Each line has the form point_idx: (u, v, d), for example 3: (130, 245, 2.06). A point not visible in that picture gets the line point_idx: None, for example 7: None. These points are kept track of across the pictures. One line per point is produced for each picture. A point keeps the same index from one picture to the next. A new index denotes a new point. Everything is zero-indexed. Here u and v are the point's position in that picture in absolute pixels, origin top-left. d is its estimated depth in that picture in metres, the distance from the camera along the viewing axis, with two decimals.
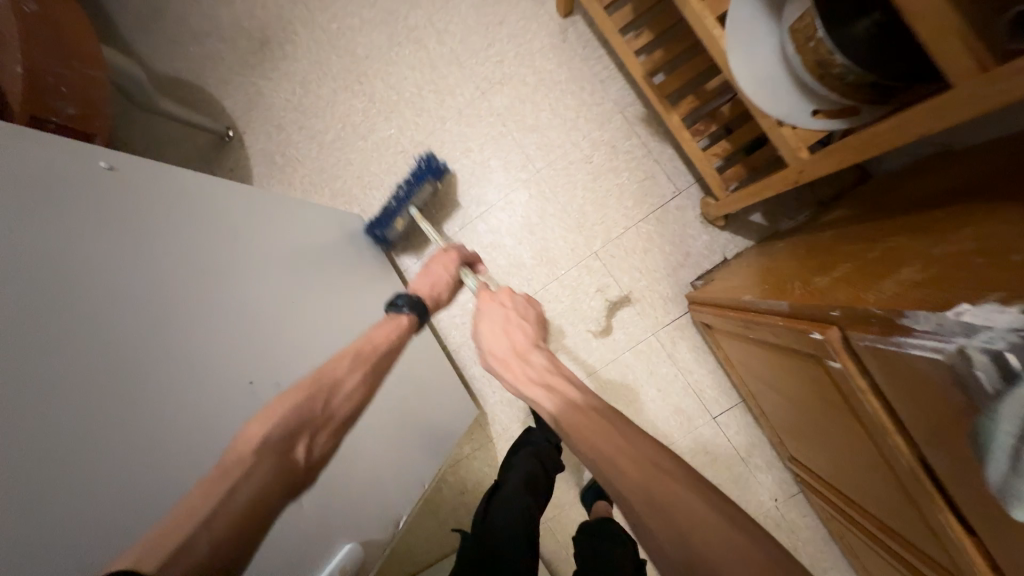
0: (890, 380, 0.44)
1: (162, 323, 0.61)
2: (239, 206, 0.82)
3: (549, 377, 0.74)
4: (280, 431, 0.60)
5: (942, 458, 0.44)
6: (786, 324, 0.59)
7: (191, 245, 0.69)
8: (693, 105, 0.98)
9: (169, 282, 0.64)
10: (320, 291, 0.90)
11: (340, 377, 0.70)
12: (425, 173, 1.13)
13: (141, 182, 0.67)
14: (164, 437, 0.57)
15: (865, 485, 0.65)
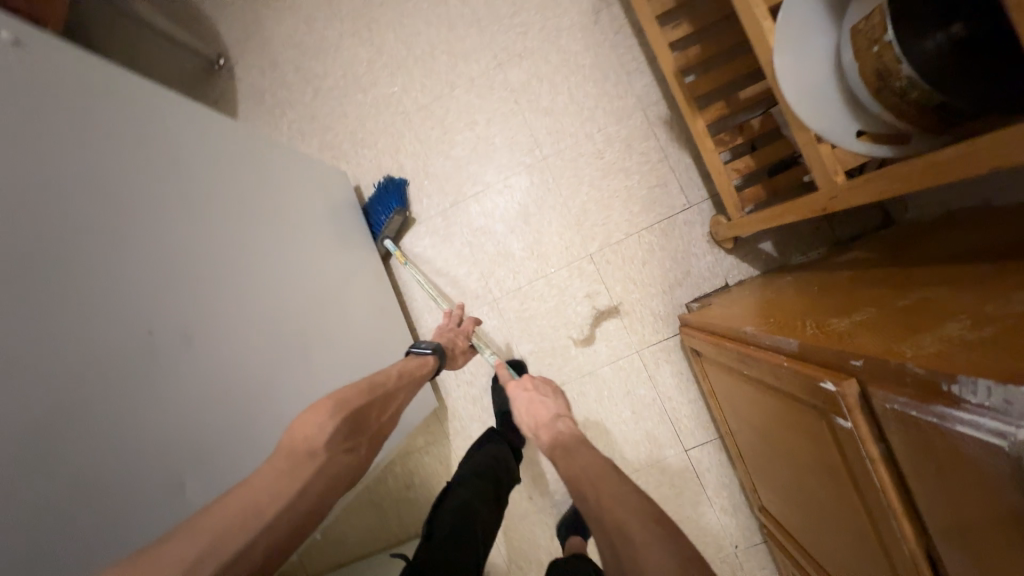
0: (912, 456, 0.36)
1: (71, 252, 0.52)
2: (184, 134, 0.72)
3: (573, 447, 0.66)
4: (341, 431, 0.64)
5: (959, 559, 0.36)
6: (790, 366, 0.51)
7: (105, 155, 0.58)
8: (721, 113, 0.90)
9: (79, 194, 0.54)
10: (262, 245, 0.79)
11: (391, 392, 0.76)
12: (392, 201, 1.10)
13: (60, 82, 0.56)
14: (53, 375, 0.48)
15: (846, 559, 0.57)
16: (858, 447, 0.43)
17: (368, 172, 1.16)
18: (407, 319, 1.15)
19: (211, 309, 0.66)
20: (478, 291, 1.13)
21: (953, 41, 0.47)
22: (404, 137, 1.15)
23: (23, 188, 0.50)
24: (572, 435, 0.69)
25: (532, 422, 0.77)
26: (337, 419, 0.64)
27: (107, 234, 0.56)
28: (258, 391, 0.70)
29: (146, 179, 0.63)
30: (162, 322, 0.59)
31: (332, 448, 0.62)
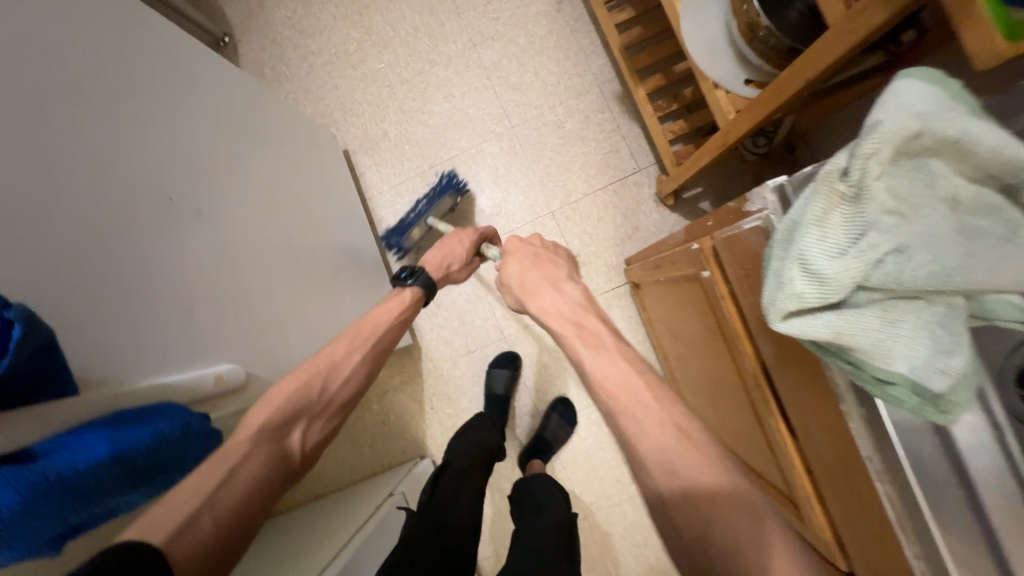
0: (735, 274, 0.49)
1: (211, 178, 0.67)
2: (231, 76, 0.81)
3: (582, 314, 0.53)
4: (285, 415, 0.55)
5: (768, 350, 0.49)
6: (679, 247, 0.65)
7: (191, 94, 0.68)
8: (659, 83, 1.05)
9: (192, 130, 0.66)
10: (294, 176, 0.91)
11: (339, 360, 0.64)
12: (444, 189, 1.18)
13: (163, 36, 0.66)
14: (205, 272, 0.61)
15: (732, 421, 0.70)
16: (715, 291, 0.56)
17: (356, 138, 1.30)
18: (387, 267, 1.26)
19: (270, 224, 0.77)
20: None
21: (810, 8, 0.61)
22: (388, 107, 1.29)
23: (182, 131, 0.64)
24: (600, 322, 0.52)
25: (528, 285, 0.59)
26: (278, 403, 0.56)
27: (177, 126, 0.63)
28: (310, 296, 0.83)
29: (204, 99, 0.71)
30: (244, 229, 0.71)
31: (272, 431, 0.54)
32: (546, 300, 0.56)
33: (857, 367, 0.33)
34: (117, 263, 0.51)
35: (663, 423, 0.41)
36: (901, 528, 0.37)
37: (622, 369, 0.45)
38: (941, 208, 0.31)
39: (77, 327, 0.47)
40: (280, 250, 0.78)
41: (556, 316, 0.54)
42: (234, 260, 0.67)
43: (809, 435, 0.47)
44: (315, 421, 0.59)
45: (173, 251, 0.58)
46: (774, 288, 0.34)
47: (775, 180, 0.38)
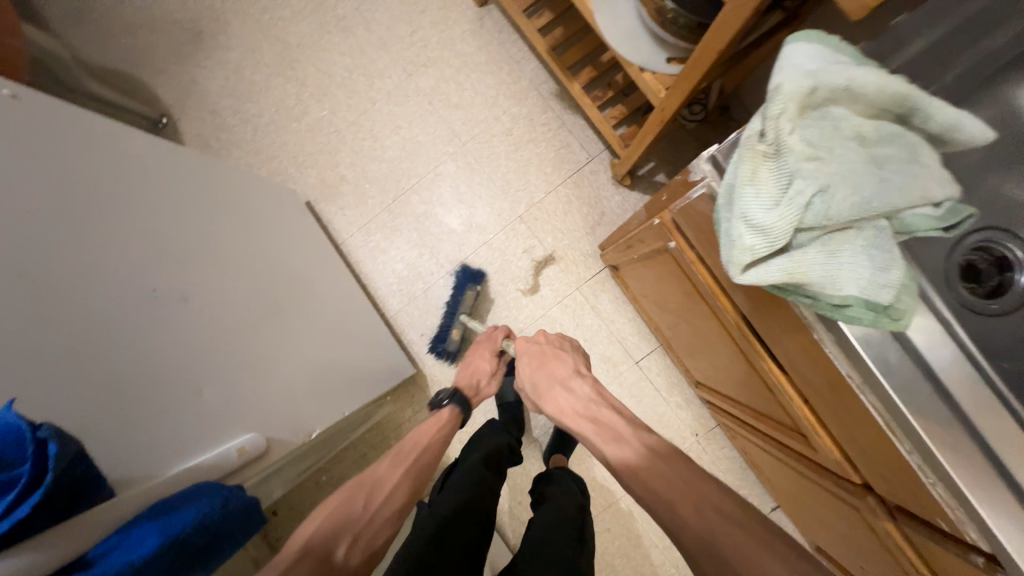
0: (697, 238, 0.54)
1: (189, 262, 0.68)
2: (180, 157, 0.82)
3: (597, 410, 0.68)
4: (328, 525, 0.60)
5: (743, 302, 0.53)
6: (644, 225, 0.69)
7: (147, 187, 0.69)
8: (591, 75, 1.10)
9: (158, 221, 0.67)
10: (264, 237, 0.92)
11: (381, 475, 0.69)
12: (463, 282, 1.22)
13: (106, 136, 0.66)
14: (199, 356, 0.63)
15: (731, 373, 0.74)
16: (685, 258, 0.61)
17: (315, 188, 1.31)
18: (375, 306, 1.27)
19: (255, 291, 0.79)
20: (432, 268, 1.28)
21: None
22: (340, 152, 1.31)
23: (150, 225, 0.65)
24: (613, 413, 0.67)
25: (543, 387, 0.76)
26: (322, 517, 0.61)
27: (147, 221, 0.65)
28: (307, 350, 0.84)
29: (167, 188, 0.73)
30: (231, 301, 0.72)
31: (314, 544, 0.57)
32: (561, 401, 0.72)
33: (814, 299, 0.37)
34: (117, 367, 0.53)
35: (699, 508, 0.51)
36: (892, 431, 0.42)
37: (642, 454, 0.59)
38: (849, 145, 0.35)
39: (95, 436, 0.50)
40: (268, 311, 0.79)
41: (573, 416, 0.69)
42: (226, 336, 0.68)
43: (797, 368, 0.51)
44: (360, 540, 0.61)
45: (167, 343, 0.60)
46: (728, 247, 0.37)
47: (709, 151, 0.42)
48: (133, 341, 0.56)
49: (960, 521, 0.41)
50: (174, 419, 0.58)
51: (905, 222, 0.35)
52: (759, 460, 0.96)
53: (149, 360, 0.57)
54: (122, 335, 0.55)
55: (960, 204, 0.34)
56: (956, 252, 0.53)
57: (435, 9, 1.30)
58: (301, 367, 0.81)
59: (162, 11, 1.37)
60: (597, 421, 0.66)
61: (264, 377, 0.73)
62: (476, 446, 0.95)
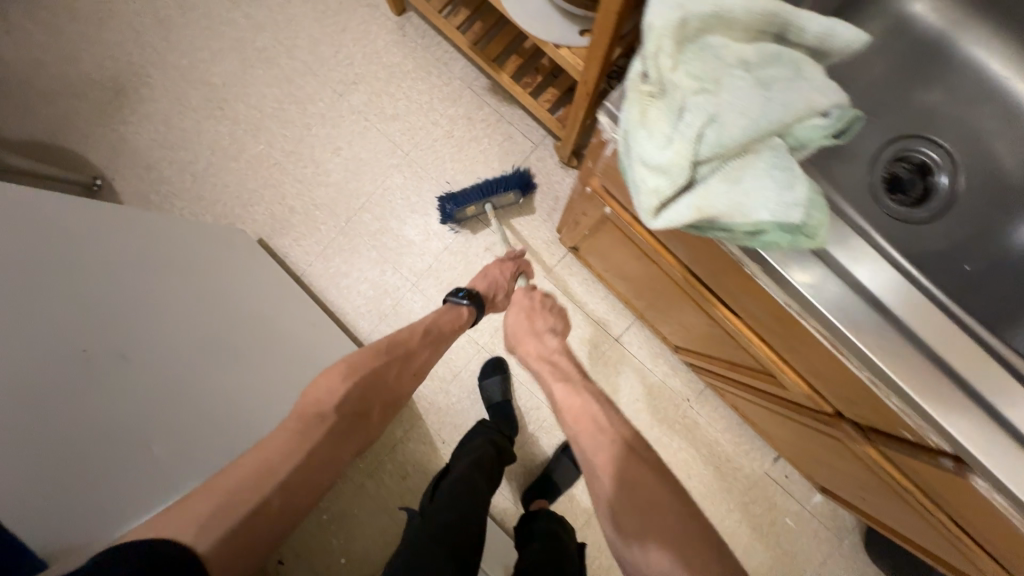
0: (625, 196, 0.53)
1: (137, 327, 0.68)
2: (122, 216, 0.80)
3: (559, 359, 0.78)
4: (349, 397, 0.72)
5: (681, 252, 0.52)
6: (582, 196, 0.69)
7: (88, 257, 0.68)
8: (518, 63, 1.11)
9: (101, 291, 0.66)
10: (222, 279, 0.92)
11: (414, 348, 0.81)
12: (513, 183, 1.19)
13: (34, 213, 0.65)
14: (152, 421, 0.64)
15: (698, 329, 0.74)
16: (622, 220, 0.60)
17: (265, 223, 1.28)
18: (346, 331, 1.24)
19: (213, 340, 0.78)
20: (397, 283, 1.26)
21: None
22: (285, 183, 1.29)
23: (92, 298, 0.65)
24: (570, 362, 0.78)
25: (519, 331, 0.82)
26: (346, 383, 0.72)
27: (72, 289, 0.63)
28: (274, 387, 0.85)
29: (96, 245, 0.70)
30: (183, 358, 0.72)
31: (339, 411, 0.70)
32: (533, 347, 0.79)
33: (730, 231, 0.37)
34: (41, 450, 0.53)
35: (615, 441, 0.65)
36: (839, 350, 0.41)
37: (583, 398, 0.71)
38: (731, 71, 0.35)
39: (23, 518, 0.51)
40: (230, 356, 0.80)
41: (539, 359, 0.78)
42: (180, 395, 0.69)
43: (744, 307, 0.51)
44: (379, 406, 0.77)
45: (115, 415, 0.61)
46: (636, 194, 0.37)
47: (607, 104, 0.41)
48: (76, 423, 0.57)
49: (921, 428, 0.41)
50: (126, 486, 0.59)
51: (799, 137, 0.34)
52: (751, 412, 0.96)
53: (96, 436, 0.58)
54: (45, 418, 0.55)
55: (847, 108, 0.34)
56: (878, 164, 0.52)
57: (355, 25, 1.29)
58: (258, 404, 0.81)
59: (77, 74, 1.33)
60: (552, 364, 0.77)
61: (226, 424, 0.74)
62: (465, 453, 0.95)
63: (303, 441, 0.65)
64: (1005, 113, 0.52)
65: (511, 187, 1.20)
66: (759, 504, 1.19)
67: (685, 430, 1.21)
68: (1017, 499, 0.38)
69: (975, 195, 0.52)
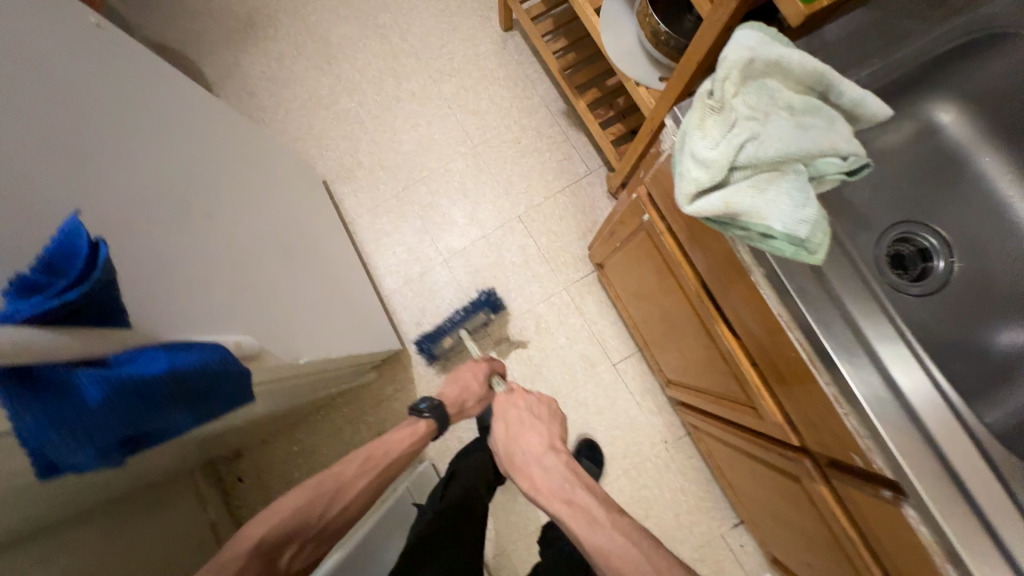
0: (666, 204, 0.62)
1: (226, 199, 0.75)
2: (231, 126, 0.91)
3: (570, 490, 0.59)
4: (279, 536, 0.62)
5: (701, 260, 0.60)
6: (625, 207, 0.79)
7: (204, 135, 0.77)
8: (597, 96, 1.24)
9: (208, 160, 0.74)
10: (284, 204, 1.00)
11: (350, 479, 0.72)
12: (482, 304, 1.24)
13: (178, 86, 0.75)
14: (228, 272, 0.66)
15: (695, 354, 0.81)
16: (655, 231, 0.69)
17: (333, 168, 1.41)
18: (371, 282, 1.33)
19: (272, 241, 0.85)
20: (431, 254, 1.36)
21: (697, 19, 0.79)
22: (362, 139, 1.43)
23: (204, 161, 0.73)
24: (585, 492, 0.59)
25: (517, 461, 0.67)
26: (275, 523, 0.62)
27: (160, 114, 0.65)
28: (314, 307, 0.88)
29: (190, 116, 0.75)
30: (253, 239, 0.78)
31: (263, 555, 0.60)
32: (537, 479, 0.62)
33: (748, 231, 0.45)
34: (156, 241, 0.55)
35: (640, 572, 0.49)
36: (813, 362, 0.48)
37: (613, 535, 0.52)
38: (780, 111, 0.44)
39: (133, 292, 0.49)
40: (283, 260, 0.86)
41: (548, 496, 0.60)
42: (249, 262, 0.73)
43: (743, 323, 0.58)
44: (303, 544, 0.67)
45: (204, 248, 0.64)
46: (679, 182, 0.46)
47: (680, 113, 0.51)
48: (182, 237, 0.60)
49: (867, 449, 0.46)
50: (204, 312, 0.58)
51: (820, 170, 0.43)
52: (723, 461, 1.00)
53: (190, 254, 0.60)
54: (158, 226, 0.56)
55: (861, 157, 0.43)
56: (884, 241, 0.60)
57: (465, 28, 1.46)
58: (288, 303, 0.80)
59: (220, 3, 1.52)
60: (571, 506, 0.57)
61: (279, 313, 0.75)
62: (465, 459, 0.96)
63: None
64: (1002, 222, 0.59)
65: (479, 307, 1.24)
66: (707, 563, 1.19)
67: (656, 470, 1.24)
68: (939, 532, 0.42)
69: (966, 284, 0.58)
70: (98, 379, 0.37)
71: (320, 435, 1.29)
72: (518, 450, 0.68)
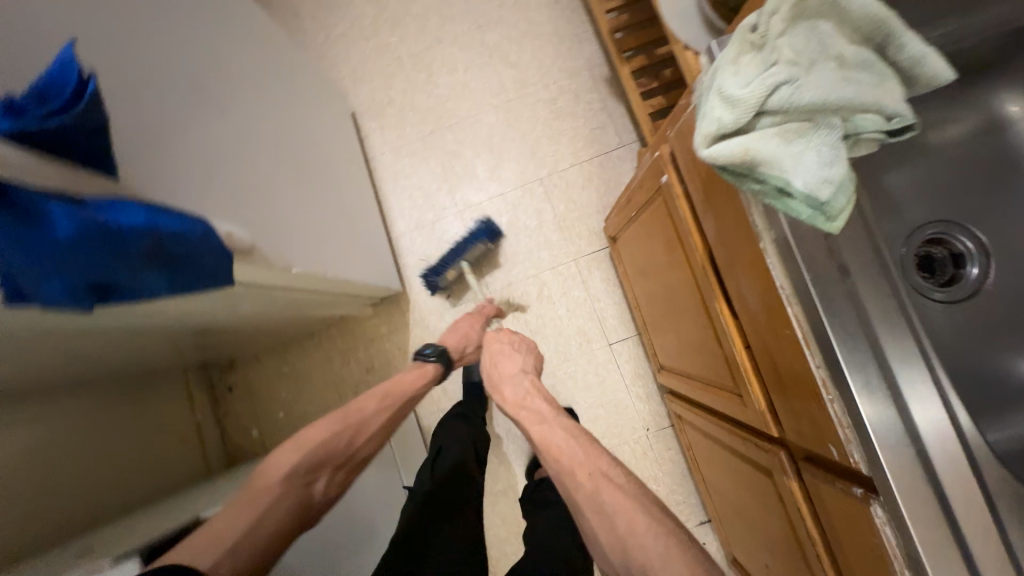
0: (687, 163, 0.58)
1: (242, 94, 0.73)
2: (262, 29, 0.89)
3: (530, 399, 0.73)
4: (306, 465, 0.66)
5: (712, 226, 0.57)
6: (647, 169, 0.74)
7: (228, 26, 0.75)
8: (643, 63, 1.17)
9: (228, 51, 0.72)
10: (305, 120, 0.99)
11: (367, 415, 0.76)
12: (481, 234, 1.22)
13: None
14: (235, 163, 0.66)
15: (691, 335, 0.78)
16: (672, 195, 0.65)
17: (364, 102, 1.39)
18: (383, 220, 1.33)
19: (284, 150, 0.84)
20: (446, 204, 1.34)
21: None
22: (396, 76, 1.40)
23: (224, 51, 0.71)
24: (543, 403, 0.72)
25: (496, 379, 0.80)
26: (300, 456, 0.66)
27: None
28: (317, 224, 0.88)
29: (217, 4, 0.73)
30: (264, 142, 0.77)
31: (294, 480, 0.64)
32: (507, 393, 0.76)
33: (764, 186, 0.41)
34: (170, 112, 0.54)
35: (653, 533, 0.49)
36: (808, 343, 0.45)
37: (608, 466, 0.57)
38: (827, 57, 0.40)
39: (141, 153, 0.48)
40: (293, 172, 0.85)
41: (513, 405, 0.74)
42: (258, 162, 0.73)
43: (743, 299, 0.55)
44: (336, 473, 0.70)
45: (215, 134, 0.63)
46: (700, 122, 0.42)
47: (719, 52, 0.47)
48: (195, 116, 0.59)
49: (847, 441, 0.44)
50: (211, 194, 0.58)
51: (856, 126, 0.39)
52: (701, 452, 0.98)
53: (201, 135, 0.59)
54: (173, 97, 0.55)
55: (906, 120, 0.39)
56: (916, 240, 0.55)
57: None
58: (291, 213, 0.79)
59: None
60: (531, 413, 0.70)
61: (281, 219, 0.75)
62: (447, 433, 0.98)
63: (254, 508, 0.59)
64: None
65: (478, 236, 1.23)
66: None
67: (632, 455, 1.23)
68: (905, 535, 0.40)
69: (997, 299, 0.53)
70: (71, 216, 0.37)
71: (310, 361, 1.31)
72: (495, 372, 0.81)
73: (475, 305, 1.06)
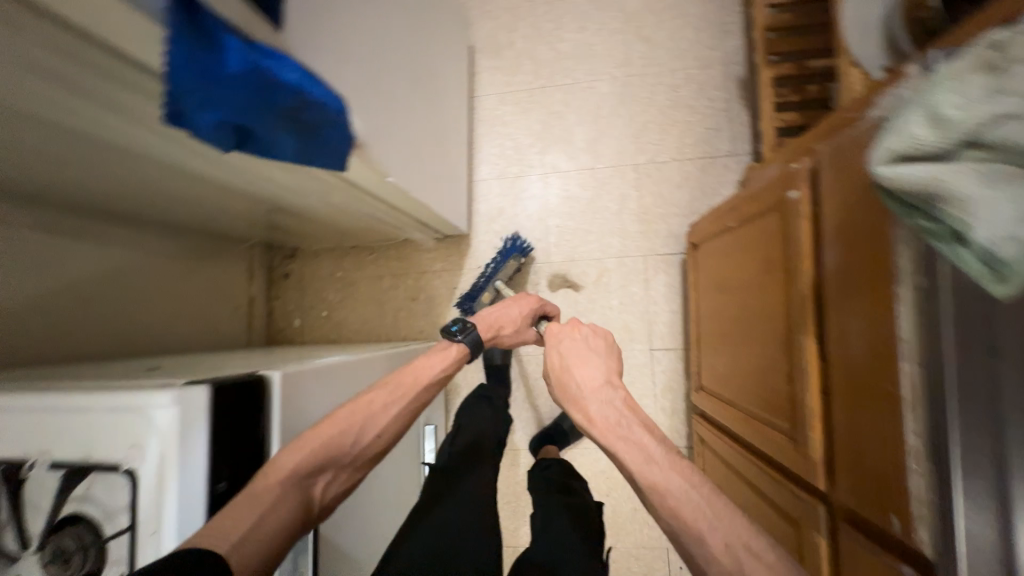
0: (832, 182, 0.53)
1: None
2: None
3: (628, 428, 0.56)
4: (311, 460, 0.54)
5: (837, 256, 0.52)
6: (772, 179, 0.68)
7: None
8: (789, 71, 1.07)
9: None
10: (431, 36, 0.98)
11: (375, 406, 0.64)
12: (511, 251, 1.23)
13: None
14: (368, 57, 0.66)
15: (753, 363, 0.74)
16: (795, 212, 0.60)
17: (484, 37, 1.36)
18: (469, 160, 1.33)
19: (407, 59, 0.83)
20: (534, 163, 1.31)
21: None
22: (523, 20, 1.35)
23: None
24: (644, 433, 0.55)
25: (571, 392, 0.65)
26: (302, 449, 0.53)
27: None
28: (415, 142, 0.88)
29: None
30: (394, 44, 0.77)
31: (296, 478, 0.52)
32: (593, 410, 0.60)
33: (940, 226, 0.37)
34: None
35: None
36: (911, 406, 0.42)
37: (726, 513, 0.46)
38: None
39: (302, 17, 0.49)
40: (410, 84, 0.85)
41: (605, 428, 0.57)
42: (384, 62, 0.73)
43: (844, 341, 0.51)
44: (338, 473, 0.58)
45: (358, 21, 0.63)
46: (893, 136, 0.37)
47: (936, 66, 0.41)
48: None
49: (917, 518, 0.41)
50: (346, 76, 0.59)
51: None
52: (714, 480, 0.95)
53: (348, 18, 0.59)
54: None
55: None
56: None
57: None
58: (400, 122, 0.80)
59: None
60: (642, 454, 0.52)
61: (392, 124, 0.76)
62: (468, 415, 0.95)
63: (249, 507, 0.47)
64: None
65: (510, 253, 1.23)
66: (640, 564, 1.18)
67: None
68: None
69: None
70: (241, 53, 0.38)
71: (363, 272, 1.36)
72: (573, 384, 0.65)
73: (524, 294, 0.89)
